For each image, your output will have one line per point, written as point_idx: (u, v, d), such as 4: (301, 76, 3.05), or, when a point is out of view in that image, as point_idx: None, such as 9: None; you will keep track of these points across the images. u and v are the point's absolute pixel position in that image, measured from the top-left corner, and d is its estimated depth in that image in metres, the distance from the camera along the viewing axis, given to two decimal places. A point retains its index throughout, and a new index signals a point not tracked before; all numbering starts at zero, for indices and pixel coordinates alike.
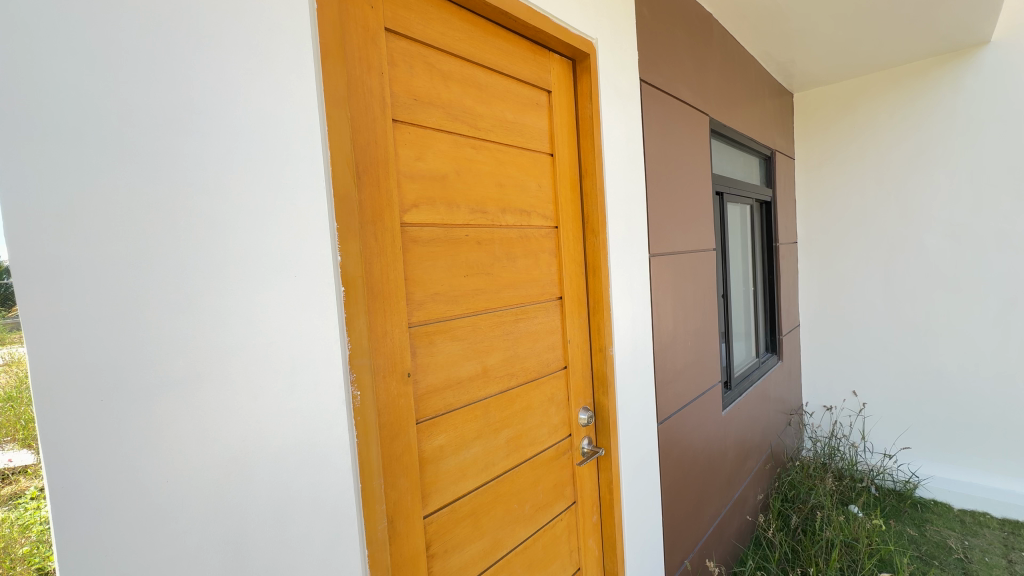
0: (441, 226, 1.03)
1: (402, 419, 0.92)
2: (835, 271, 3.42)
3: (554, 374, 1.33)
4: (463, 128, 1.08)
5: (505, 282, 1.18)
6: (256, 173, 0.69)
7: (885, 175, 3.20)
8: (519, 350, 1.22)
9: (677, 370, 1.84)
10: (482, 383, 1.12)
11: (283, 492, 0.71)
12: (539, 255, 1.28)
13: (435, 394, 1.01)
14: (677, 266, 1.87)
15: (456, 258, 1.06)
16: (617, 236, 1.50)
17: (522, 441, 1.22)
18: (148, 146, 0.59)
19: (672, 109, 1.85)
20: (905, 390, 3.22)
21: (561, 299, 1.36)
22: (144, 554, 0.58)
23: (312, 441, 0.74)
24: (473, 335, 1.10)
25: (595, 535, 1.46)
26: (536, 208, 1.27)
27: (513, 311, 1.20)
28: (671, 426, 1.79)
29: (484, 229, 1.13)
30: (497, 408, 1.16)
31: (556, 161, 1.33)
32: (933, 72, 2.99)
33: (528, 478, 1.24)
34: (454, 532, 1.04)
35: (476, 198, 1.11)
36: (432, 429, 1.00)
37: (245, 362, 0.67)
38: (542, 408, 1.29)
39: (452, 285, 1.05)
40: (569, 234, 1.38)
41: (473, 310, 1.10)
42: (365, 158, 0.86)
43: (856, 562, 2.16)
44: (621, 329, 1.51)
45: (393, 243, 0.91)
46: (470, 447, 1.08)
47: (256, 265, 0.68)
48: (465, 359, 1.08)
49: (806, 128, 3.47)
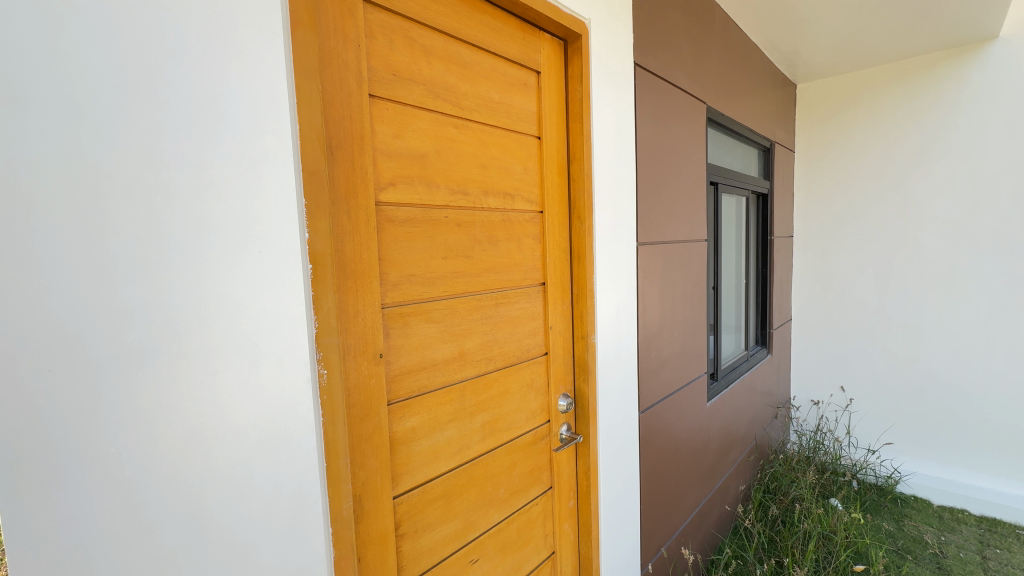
0: (419, 205, 1.01)
1: (372, 400, 0.92)
2: (830, 265, 3.41)
3: (534, 360, 1.33)
4: (445, 106, 1.05)
5: (485, 266, 1.17)
6: (221, 145, 0.67)
7: (885, 169, 3.16)
8: (497, 334, 1.21)
9: (662, 359, 1.83)
10: (459, 367, 1.11)
11: (245, 471, 0.71)
12: (521, 240, 1.26)
13: (408, 376, 1.00)
14: (667, 257, 1.85)
15: (434, 239, 1.05)
16: (604, 222, 1.48)
17: (498, 425, 1.23)
18: (111, 116, 0.58)
19: (668, 94, 1.81)
20: (893, 387, 3.22)
21: (543, 284, 1.34)
22: (99, 526, 0.58)
23: (276, 415, 0.74)
24: (450, 319, 1.09)
25: (571, 520, 1.47)
26: (521, 192, 1.26)
27: (494, 295, 1.20)
28: (654, 414, 1.79)
29: (465, 211, 1.11)
30: (474, 391, 1.15)
31: (543, 144, 1.31)
32: (940, 66, 2.94)
33: (504, 461, 1.24)
34: (426, 513, 1.05)
35: (457, 179, 1.09)
36: (404, 410, 1.00)
37: (207, 339, 0.66)
38: (521, 393, 1.29)
39: (430, 268, 1.04)
40: (555, 218, 1.36)
41: (451, 292, 1.09)
42: (337, 134, 0.84)
43: (832, 554, 2.21)
44: (605, 316, 1.50)
45: (368, 222, 0.90)
46: (444, 430, 1.08)
47: (221, 238, 0.67)
48: (441, 341, 1.07)
49: (808, 119, 3.43)
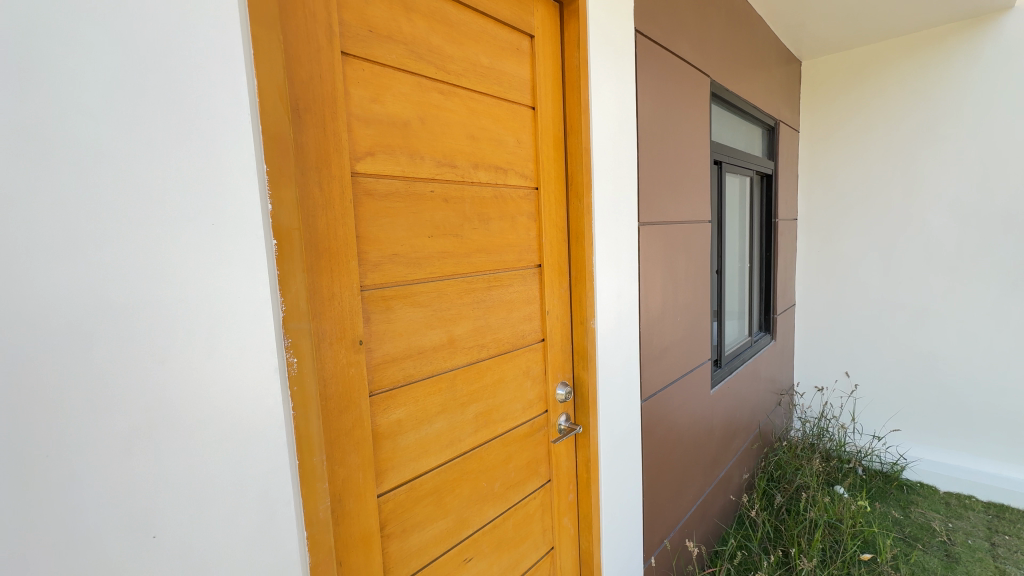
0: (401, 178, 0.92)
1: (352, 391, 0.84)
2: (835, 248, 3.33)
3: (530, 347, 1.25)
4: (430, 69, 0.96)
5: (477, 246, 1.09)
6: (167, 95, 0.57)
7: (893, 148, 3.06)
8: (490, 320, 1.13)
9: (664, 346, 1.75)
10: (448, 354, 1.03)
11: (205, 472, 0.62)
12: (515, 218, 1.18)
13: (392, 364, 0.92)
14: (670, 238, 1.76)
15: (419, 216, 0.96)
16: (604, 199, 1.39)
17: (492, 416, 1.15)
18: (18, 52, 0.47)
19: (671, 66, 1.72)
20: (899, 372, 3.16)
21: (539, 266, 1.26)
22: (21, 542, 0.49)
23: (240, 409, 0.66)
24: (438, 302, 1.00)
25: (570, 514, 1.40)
26: (514, 166, 1.17)
27: (486, 278, 1.11)
28: (657, 402, 1.72)
29: (453, 186, 1.02)
30: (465, 381, 1.07)
31: (538, 115, 1.22)
32: (950, 40, 2.83)
33: (499, 455, 1.17)
34: (414, 511, 0.98)
35: (444, 150, 1.00)
36: (388, 402, 0.92)
37: (152, 323, 0.57)
38: (516, 382, 1.21)
39: (415, 247, 0.96)
40: (551, 196, 1.28)
41: (439, 274, 1.01)
42: (304, 94, 0.75)
43: (838, 543, 2.15)
44: (605, 299, 1.42)
45: (342, 195, 0.81)
46: (433, 422, 1.01)
47: (168, 205, 0.58)
48: (428, 327, 0.99)
49: (813, 98, 3.32)
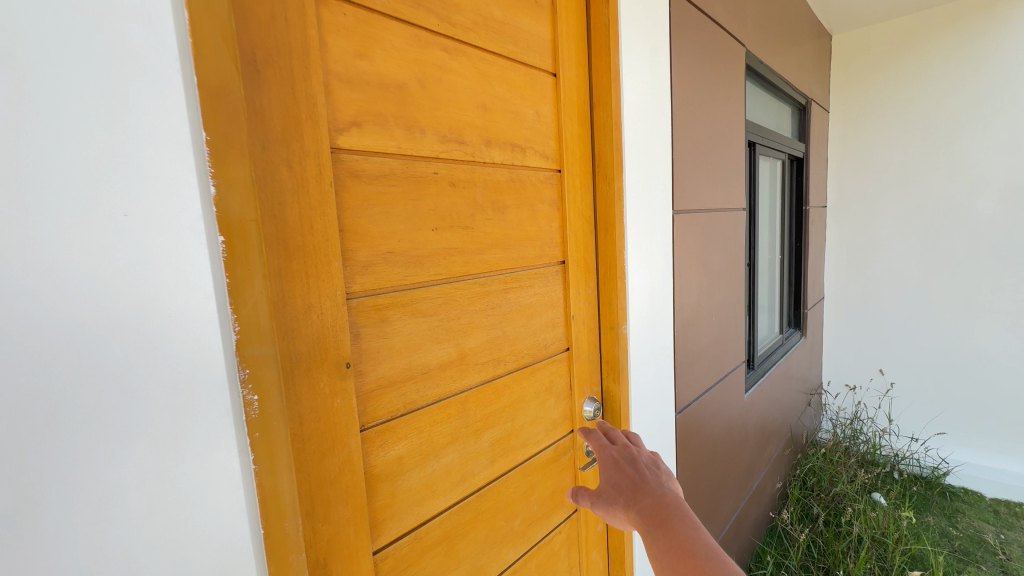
0: (397, 156, 0.73)
1: (337, 427, 0.66)
2: (867, 237, 3.11)
3: (553, 358, 1.06)
4: (431, 20, 0.77)
5: (491, 241, 0.90)
6: (39, 22, 0.38)
7: (933, 128, 2.83)
8: (507, 329, 0.94)
9: (699, 349, 1.56)
10: (459, 373, 0.85)
11: (124, 563, 0.44)
12: (535, 207, 0.99)
13: (389, 390, 0.74)
14: (704, 228, 1.56)
15: (420, 204, 0.77)
16: (636, 184, 1.19)
17: (511, 442, 0.97)
18: None
19: (705, 32, 1.51)
20: (939, 370, 2.95)
21: (563, 263, 1.07)
22: None
23: (175, 471, 0.47)
24: (446, 310, 0.82)
25: (599, 546, 1.23)
26: (534, 144, 0.98)
27: (502, 279, 0.93)
28: (691, 413, 1.53)
29: (461, 167, 0.83)
30: (479, 403, 0.89)
31: (560, 84, 1.03)
32: (1000, 7, 2.59)
33: (520, 487, 0.99)
34: (420, 566, 0.80)
35: (450, 123, 0.81)
36: (385, 436, 0.74)
37: (28, 362, 0.39)
38: (538, 401, 1.03)
39: (416, 243, 0.77)
40: (576, 180, 1.09)
41: (447, 276, 0.82)
42: (265, 39, 0.55)
43: (887, 561, 1.97)
44: (637, 300, 1.23)
45: (319, 176, 0.62)
46: (441, 457, 0.83)
47: (48, 186, 0.39)
48: (434, 341, 0.80)
49: (844, 76, 3.09)
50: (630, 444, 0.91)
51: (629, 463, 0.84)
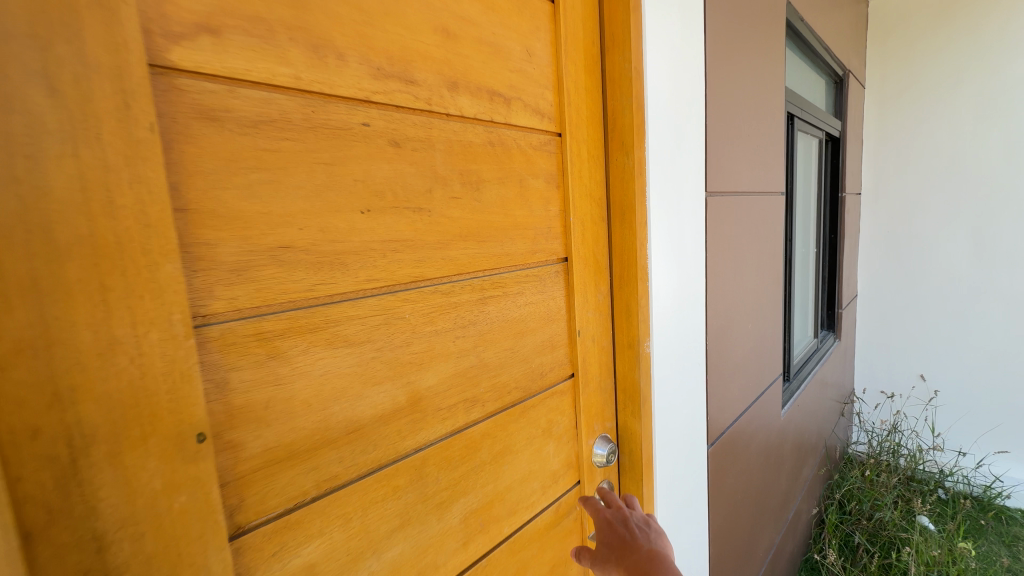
0: (295, 91, 0.45)
1: (181, 549, 0.39)
2: (907, 228, 2.80)
3: (553, 390, 0.79)
4: None
5: (461, 230, 0.62)
6: None
7: (987, 104, 2.51)
8: (487, 355, 0.67)
9: (734, 364, 1.28)
10: (412, 425, 0.58)
11: None
12: (526, 183, 0.71)
13: (290, 465, 0.47)
14: (740, 216, 1.28)
15: (340, 171, 0.49)
16: (660, 156, 0.91)
17: (494, 512, 0.70)
18: None
19: None
20: (990, 377, 2.63)
21: (565, 260, 0.80)
22: None
23: None
24: (388, 334, 0.55)
25: None
26: (522, 94, 0.70)
27: (478, 284, 0.65)
28: (726, 442, 1.26)
29: (411, 119, 0.56)
30: (445, 465, 0.62)
31: (559, 13, 0.75)
32: None
33: (507, 569, 0.72)
34: None
35: (391, 49, 0.53)
36: (283, 539, 0.47)
37: None
38: (532, 450, 0.75)
39: (335, 232, 0.49)
40: (581, 148, 0.81)
41: (389, 282, 0.54)
42: None
43: None
44: (663, 308, 0.95)
45: (131, 112, 0.34)
46: (383, 552, 0.55)
47: None
48: (368, 382, 0.53)
49: (882, 47, 2.78)
50: (627, 502, 0.75)
51: (621, 519, 0.70)
